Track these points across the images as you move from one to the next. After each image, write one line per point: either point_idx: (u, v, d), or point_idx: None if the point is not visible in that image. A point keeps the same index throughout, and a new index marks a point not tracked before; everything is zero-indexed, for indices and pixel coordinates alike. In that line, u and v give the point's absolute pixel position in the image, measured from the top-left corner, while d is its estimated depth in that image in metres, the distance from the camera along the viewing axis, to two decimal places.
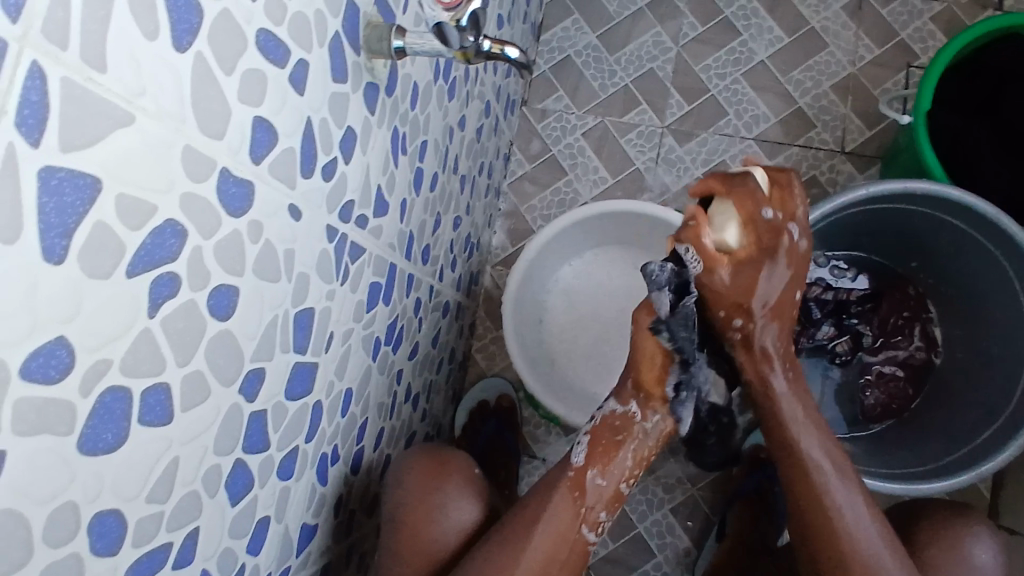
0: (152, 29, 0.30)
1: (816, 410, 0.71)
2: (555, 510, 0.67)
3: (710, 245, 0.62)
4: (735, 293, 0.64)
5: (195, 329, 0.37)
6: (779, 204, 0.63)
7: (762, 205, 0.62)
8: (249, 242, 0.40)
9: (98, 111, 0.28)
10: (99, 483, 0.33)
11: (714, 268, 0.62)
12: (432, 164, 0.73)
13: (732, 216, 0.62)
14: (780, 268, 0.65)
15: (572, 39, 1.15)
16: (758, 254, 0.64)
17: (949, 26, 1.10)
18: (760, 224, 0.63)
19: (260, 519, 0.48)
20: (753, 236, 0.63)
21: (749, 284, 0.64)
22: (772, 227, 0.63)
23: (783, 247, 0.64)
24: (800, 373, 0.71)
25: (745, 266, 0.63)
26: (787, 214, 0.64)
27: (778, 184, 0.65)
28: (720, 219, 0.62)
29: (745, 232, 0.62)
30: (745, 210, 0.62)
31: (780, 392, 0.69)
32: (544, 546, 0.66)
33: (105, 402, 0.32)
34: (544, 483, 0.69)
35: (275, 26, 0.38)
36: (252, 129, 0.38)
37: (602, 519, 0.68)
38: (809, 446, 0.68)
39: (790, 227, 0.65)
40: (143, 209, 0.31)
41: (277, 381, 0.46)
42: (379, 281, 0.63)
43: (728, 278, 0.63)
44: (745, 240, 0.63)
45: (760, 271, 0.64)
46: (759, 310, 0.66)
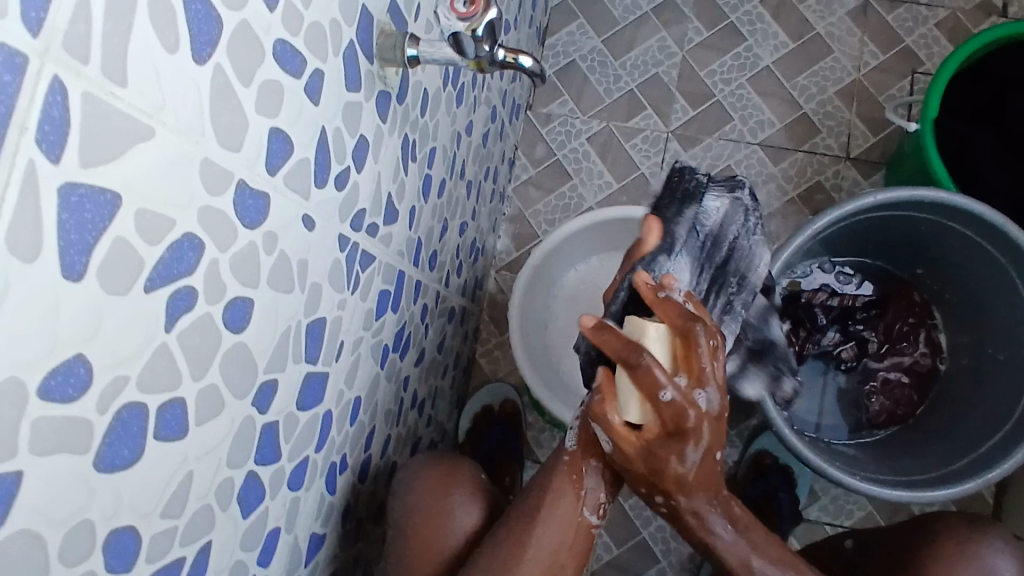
0: (173, 42, 0.30)
1: (770, 547, 0.66)
2: (558, 496, 0.66)
3: (618, 421, 0.57)
4: (650, 476, 0.60)
5: (211, 343, 0.36)
6: (686, 373, 0.55)
7: (663, 381, 0.53)
8: (264, 254, 0.40)
9: (119, 126, 0.28)
10: (116, 500, 0.32)
11: (622, 449, 0.58)
12: (439, 170, 0.73)
13: (632, 394, 0.55)
14: (696, 453, 0.57)
15: (577, 44, 1.15)
16: (672, 439, 0.56)
17: (954, 32, 1.10)
18: (663, 406, 0.54)
19: (271, 530, 0.48)
20: (659, 420, 0.55)
21: (661, 468, 0.58)
22: (680, 407, 0.54)
23: (699, 422, 0.55)
24: (749, 521, 0.66)
25: (655, 447, 0.58)
26: (695, 380, 0.54)
27: (676, 340, 0.56)
28: (624, 399, 0.56)
29: (651, 413, 0.55)
30: (645, 392, 0.54)
31: (727, 548, 0.64)
32: (550, 540, 0.65)
33: (122, 419, 0.31)
34: (543, 469, 0.69)
35: (292, 36, 0.38)
36: (269, 141, 0.38)
37: (602, 501, 0.67)
38: None
39: (701, 395, 0.55)
40: (162, 224, 0.31)
41: (289, 392, 0.46)
42: (388, 289, 0.63)
43: (636, 455, 0.58)
44: (652, 422, 0.56)
45: (678, 454, 0.57)
46: (684, 492, 0.61)
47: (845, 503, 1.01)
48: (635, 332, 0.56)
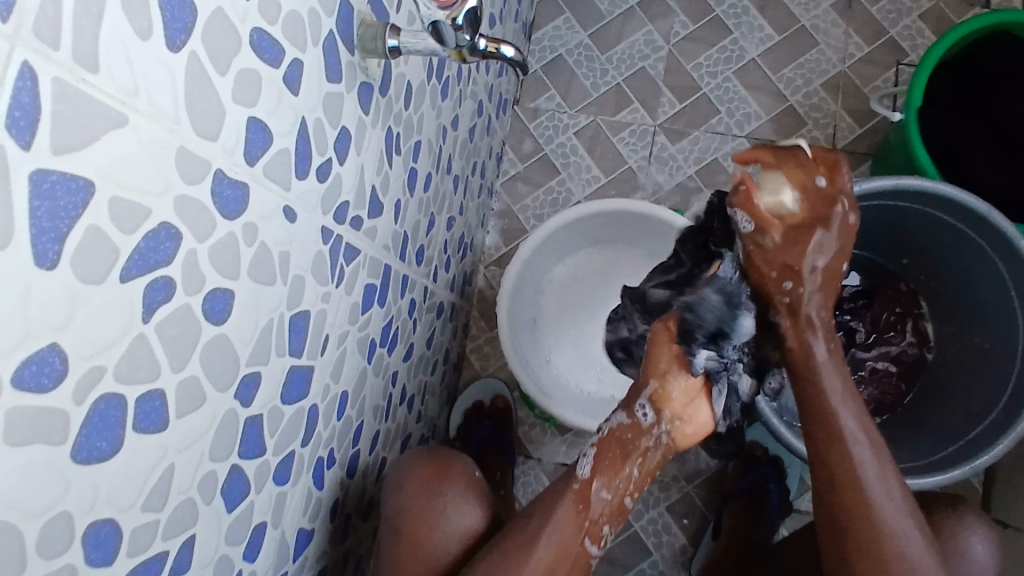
0: (146, 29, 0.30)
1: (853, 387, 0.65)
2: (561, 521, 0.66)
3: (761, 209, 0.59)
4: (782, 260, 0.60)
5: (190, 334, 0.36)
6: (827, 170, 0.61)
7: (815, 170, 0.60)
8: (244, 245, 0.39)
9: (91, 112, 0.28)
10: (95, 492, 0.32)
11: (763, 239, 0.60)
12: (425, 164, 0.72)
13: (784, 183, 0.60)
14: (830, 245, 0.60)
15: (564, 38, 1.15)
16: (814, 225, 0.59)
17: (938, 23, 1.11)
18: (818, 189, 0.60)
19: (257, 525, 0.48)
20: (808, 206, 0.60)
21: (802, 253, 0.60)
22: (827, 202, 0.60)
23: (836, 225, 0.60)
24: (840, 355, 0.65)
25: (794, 234, 0.59)
26: (838, 186, 0.61)
27: (824, 158, 0.62)
28: (772, 185, 0.60)
29: (803, 197, 0.60)
30: (797, 180, 0.60)
31: (820, 362, 0.63)
32: (551, 551, 0.65)
33: (100, 409, 0.31)
34: (553, 488, 0.68)
35: (270, 25, 0.38)
36: (247, 130, 0.38)
37: (605, 533, 0.68)
38: (850, 427, 0.63)
39: (844, 201, 0.60)
40: (136, 212, 0.31)
41: (272, 386, 0.46)
42: (374, 283, 0.63)
43: (779, 238, 0.59)
44: (800, 208, 0.59)
45: (813, 239, 0.59)
46: (809, 298, 0.61)
47: None
48: (787, 144, 0.62)
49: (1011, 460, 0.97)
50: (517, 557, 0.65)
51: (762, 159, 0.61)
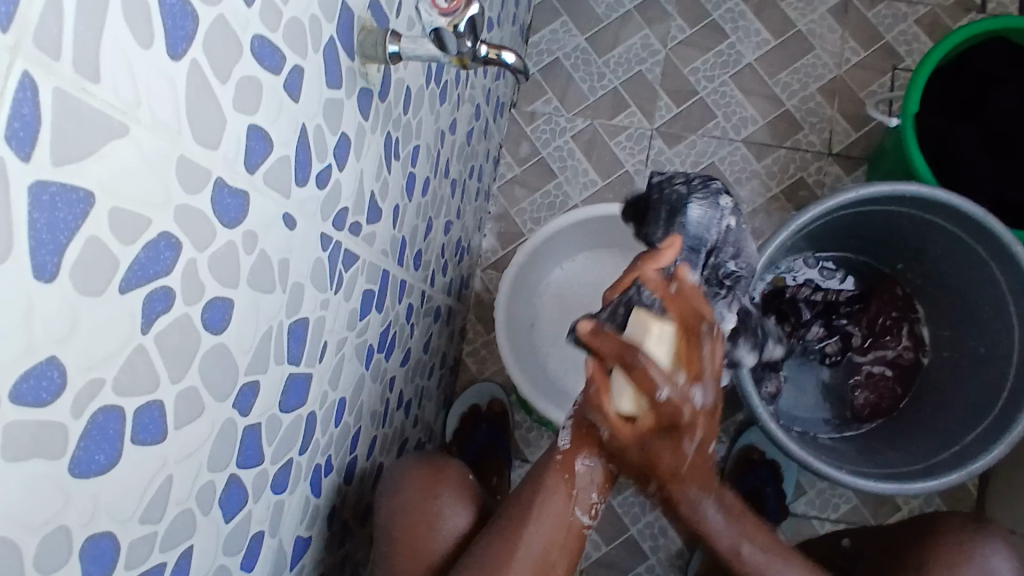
0: (147, 39, 0.29)
1: (751, 516, 0.69)
2: (550, 495, 0.65)
3: (612, 414, 0.55)
4: (643, 463, 0.58)
5: (189, 344, 0.36)
6: (686, 372, 0.52)
7: (660, 380, 0.50)
8: (244, 254, 0.39)
9: (93, 124, 0.27)
10: (94, 505, 0.32)
11: (617, 440, 0.57)
12: (423, 168, 0.72)
13: (627, 391, 0.53)
14: (690, 446, 0.56)
15: (561, 42, 1.15)
16: (673, 433, 0.54)
17: (934, 28, 1.11)
18: (660, 405, 0.51)
19: (255, 534, 0.47)
20: (654, 418, 0.53)
21: (654, 457, 0.57)
22: (674, 405, 0.51)
23: (692, 416, 0.52)
24: (731, 497, 0.68)
25: (648, 441, 0.56)
26: (690, 379, 0.52)
27: (680, 346, 0.52)
28: (616, 392, 0.54)
29: (644, 411, 0.53)
30: (640, 389, 0.51)
31: (713, 525, 0.66)
32: (543, 536, 0.65)
33: (98, 422, 0.31)
34: (538, 466, 0.68)
35: (270, 32, 0.38)
36: (247, 138, 0.37)
37: (595, 501, 0.66)
38: (752, 555, 0.68)
39: (696, 391, 0.52)
40: (137, 222, 0.30)
41: (271, 394, 0.45)
42: (372, 289, 0.62)
43: (630, 445, 0.57)
44: (644, 415, 0.54)
45: (677, 443, 0.55)
46: (673, 477, 0.60)
47: (831, 497, 1.02)
48: (637, 328, 0.53)
49: (1007, 463, 0.97)
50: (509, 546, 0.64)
51: (608, 359, 0.53)
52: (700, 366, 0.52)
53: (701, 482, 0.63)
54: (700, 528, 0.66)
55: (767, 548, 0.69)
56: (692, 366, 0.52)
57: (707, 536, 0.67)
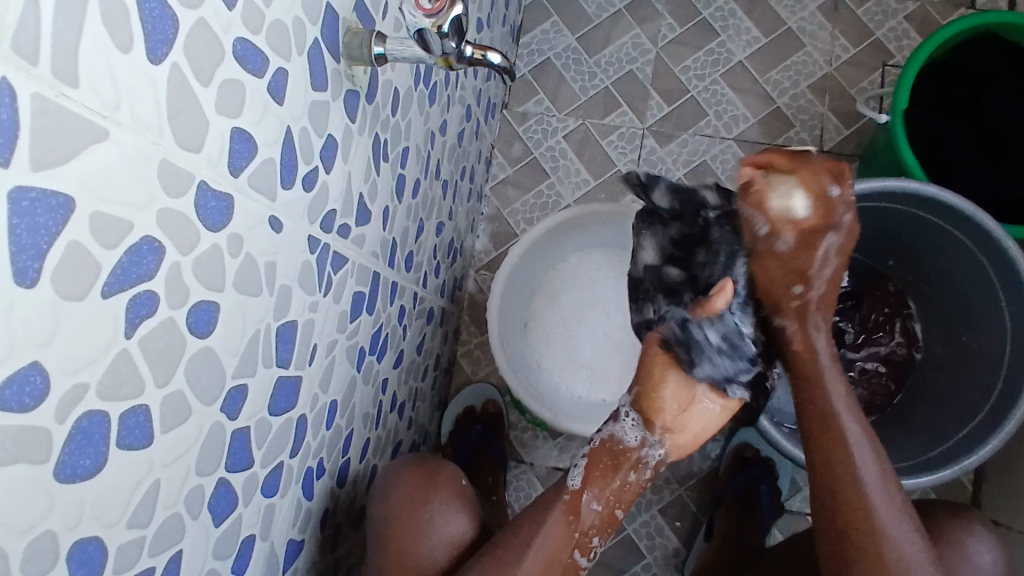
0: (126, 42, 0.29)
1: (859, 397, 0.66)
2: (552, 532, 0.66)
3: (772, 212, 0.60)
4: (789, 269, 0.62)
5: (175, 348, 0.36)
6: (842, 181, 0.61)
7: (824, 179, 0.60)
8: (229, 257, 0.39)
9: (73, 127, 0.27)
10: (80, 510, 0.32)
11: (771, 247, 0.62)
12: (414, 170, 0.72)
13: (795, 188, 0.60)
14: (831, 260, 0.63)
15: (551, 42, 1.15)
16: (820, 237, 0.61)
17: (923, 25, 1.11)
18: (829, 200, 0.60)
19: (245, 538, 0.47)
20: (818, 219, 0.60)
21: (801, 267, 0.62)
22: (831, 213, 0.60)
23: (840, 232, 0.61)
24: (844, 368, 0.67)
25: (807, 242, 0.61)
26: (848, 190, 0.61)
27: (834, 167, 0.62)
28: (779, 195, 0.60)
29: (813, 206, 0.60)
30: (808, 185, 0.60)
31: (826, 363, 0.64)
32: (540, 559, 0.65)
33: (83, 426, 0.31)
34: (543, 500, 0.68)
35: (253, 35, 0.37)
36: (231, 141, 0.37)
37: (594, 545, 0.68)
38: (855, 430, 0.64)
39: (848, 214, 0.61)
40: (118, 226, 0.30)
41: (260, 398, 0.45)
42: (362, 291, 0.62)
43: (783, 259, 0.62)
44: (810, 215, 0.60)
45: (817, 250, 0.61)
46: (812, 296, 0.63)
47: None
48: (782, 185, 0.60)
49: (1000, 458, 0.97)
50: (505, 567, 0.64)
51: (772, 165, 0.60)
52: (846, 181, 0.62)
53: (828, 312, 0.65)
54: (816, 399, 0.64)
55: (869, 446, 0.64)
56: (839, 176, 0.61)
57: (820, 383, 0.64)
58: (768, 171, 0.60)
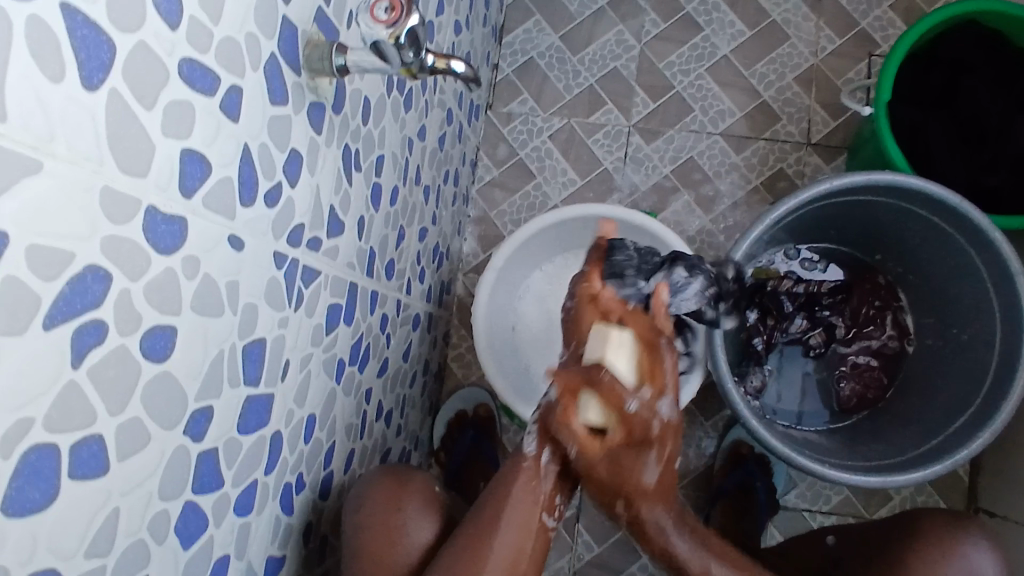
0: (58, 70, 0.29)
1: (718, 543, 0.70)
2: (517, 503, 0.67)
3: (580, 429, 0.63)
4: (614, 483, 0.65)
5: (129, 375, 0.35)
6: (648, 386, 0.62)
7: (626, 397, 0.60)
8: (185, 280, 0.38)
9: (3, 159, 0.27)
10: (33, 543, 0.31)
11: (585, 457, 0.64)
12: (390, 177, 0.72)
13: (596, 403, 0.61)
14: (654, 459, 0.63)
15: (534, 41, 1.14)
16: (634, 447, 0.63)
17: (908, 13, 1.10)
18: (628, 414, 0.61)
19: (219, 558, 0.47)
20: (623, 428, 0.62)
21: (624, 475, 0.64)
22: (643, 416, 0.61)
23: (656, 434, 0.62)
24: (702, 529, 0.70)
25: (617, 453, 0.63)
26: (657, 391, 0.62)
27: (644, 361, 0.63)
28: (585, 411, 0.62)
29: (610, 419, 0.61)
30: (610, 401, 0.61)
31: (683, 554, 0.68)
32: (513, 536, 0.65)
33: (31, 460, 0.30)
34: (504, 470, 0.69)
35: (200, 54, 0.37)
36: (181, 163, 0.37)
37: (559, 503, 0.69)
38: None
39: (663, 405, 0.63)
40: (59, 257, 0.30)
41: (227, 418, 0.45)
42: (339, 303, 0.62)
43: (600, 465, 0.64)
44: (614, 425, 0.62)
45: (633, 463, 0.63)
46: (645, 496, 0.65)
47: (821, 489, 1.01)
48: (597, 347, 0.62)
49: (996, 450, 0.96)
50: (481, 545, 0.64)
51: (579, 385, 0.62)
52: (659, 376, 0.63)
53: (666, 504, 0.67)
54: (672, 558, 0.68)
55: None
56: (648, 376, 0.62)
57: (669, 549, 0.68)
58: (574, 394, 0.62)
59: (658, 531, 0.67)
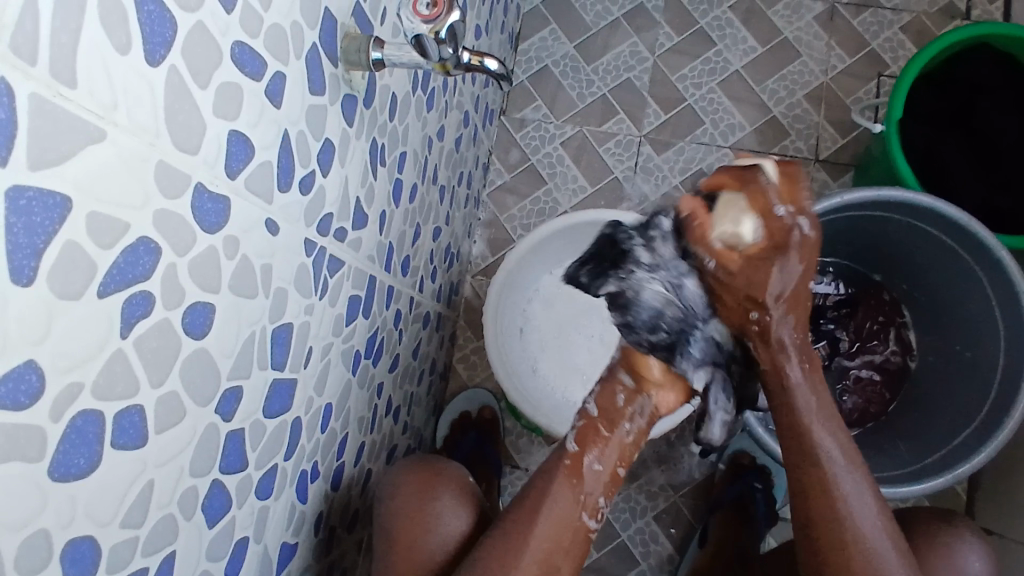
0: (124, 44, 0.29)
1: (834, 409, 0.65)
2: (558, 499, 0.64)
3: (717, 245, 0.57)
4: (744, 292, 0.59)
5: (170, 349, 0.36)
6: (791, 203, 0.56)
7: (774, 199, 0.55)
8: (225, 258, 0.39)
9: (67, 127, 0.27)
10: (73, 510, 0.32)
11: (720, 268, 0.58)
12: (410, 175, 0.72)
13: (743, 211, 0.56)
14: (795, 266, 0.58)
15: (550, 50, 1.15)
16: (768, 251, 0.57)
17: (918, 35, 1.13)
18: (776, 220, 0.56)
19: (238, 540, 0.47)
20: (769, 235, 0.56)
21: (752, 286, 0.58)
22: (783, 226, 0.56)
23: (796, 244, 0.57)
24: (819, 373, 0.65)
25: (755, 262, 0.57)
26: (799, 206, 0.56)
27: (788, 177, 0.56)
28: (725, 215, 0.56)
29: (760, 230, 0.56)
30: (756, 206, 0.55)
31: (796, 385, 0.63)
32: (551, 533, 0.63)
33: (77, 425, 0.31)
34: (544, 468, 0.66)
35: (251, 39, 0.38)
36: (228, 143, 0.37)
37: (600, 504, 0.65)
38: (844, 470, 0.63)
39: (804, 221, 0.57)
40: (115, 226, 0.30)
41: (254, 399, 0.46)
42: (358, 295, 0.62)
43: (737, 275, 0.58)
44: (761, 236, 0.56)
45: (772, 271, 0.58)
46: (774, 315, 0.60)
47: None
48: (746, 164, 0.57)
49: (994, 469, 0.98)
50: (518, 537, 0.63)
51: (722, 186, 0.56)
52: (796, 187, 0.57)
53: (804, 353, 0.63)
54: (803, 432, 0.63)
55: (848, 463, 0.63)
56: (787, 178, 0.57)
57: (799, 414, 0.63)
58: (714, 197, 0.56)
59: (774, 352, 0.62)
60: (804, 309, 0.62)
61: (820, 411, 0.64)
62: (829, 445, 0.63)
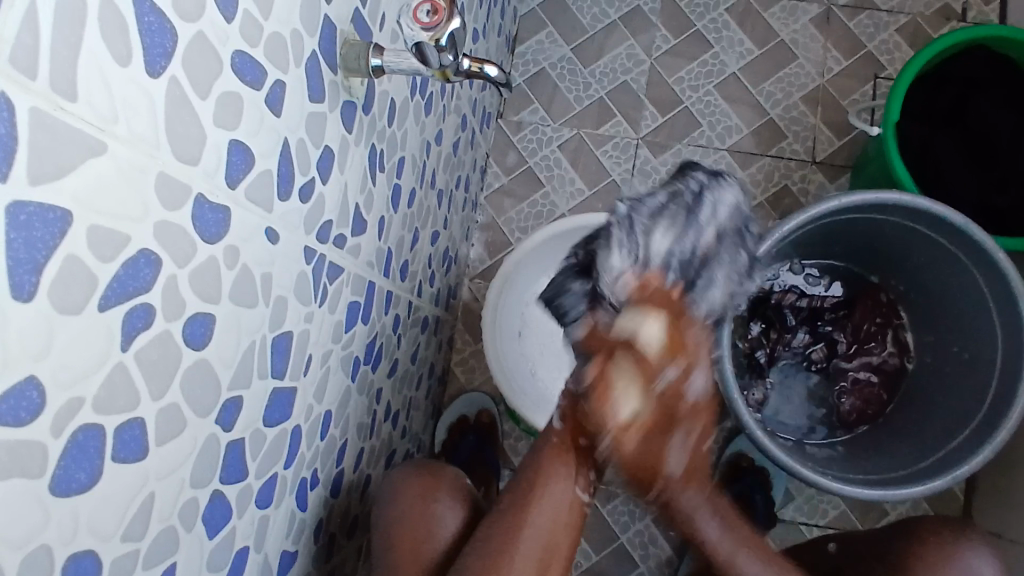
0: (124, 55, 0.29)
1: (747, 527, 0.78)
2: (553, 477, 0.71)
3: (617, 419, 0.68)
4: (645, 461, 0.71)
5: (170, 361, 0.36)
6: (678, 362, 0.67)
7: (662, 370, 0.66)
8: (225, 268, 0.39)
9: (67, 141, 0.27)
10: (74, 525, 0.31)
11: (620, 447, 0.69)
12: (409, 180, 0.72)
13: (632, 388, 0.66)
14: (683, 436, 0.70)
15: (546, 52, 1.15)
16: (661, 427, 0.69)
17: (914, 37, 1.13)
18: (658, 390, 0.67)
19: (239, 550, 0.47)
20: (654, 414, 0.68)
21: (654, 455, 0.70)
22: (671, 392, 0.67)
23: (685, 407, 0.68)
24: (726, 506, 0.78)
25: (651, 435, 0.69)
26: (686, 367, 0.68)
27: (671, 336, 0.67)
28: (621, 392, 0.67)
29: (644, 404, 0.67)
30: (644, 378, 0.66)
31: (713, 539, 0.77)
32: (548, 514, 0.70)
33: (78, 440, 0.31)
34: (534, 449, 0.74)
35: (250, 47, 0.38)
36: (228, 152, 0.37)
37: (591, 480, 0.73)
38: (751, 572, 0.75)
39: (693, 380, 0.68)
40: (116, 239, 0.30)
41: (254, 409, 0.45)
42: (357, 300, 0.62)
43: (634, 452, 0.69)
44: (646, 413, 0.67)
45: (664, 442, 0.70)
46: (673, 474, 0.73)
47: (819, 503, 1.03)
48: (631, 321, 0.66)
49: (992, 470, 0.98)
50: (517, 523, 0.69)
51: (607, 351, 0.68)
52: (680, 347, 0.67)
53: (698, 487, 0.76)
54: (716, 555, 0.77)
55: (763, 568, 0.75)
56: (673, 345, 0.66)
57: (700, 537, 0.77)
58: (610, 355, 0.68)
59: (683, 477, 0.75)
60: (704, 440, 0.72)
61: (739, 521, 0.77)
62: (738, 560, 0.76)
